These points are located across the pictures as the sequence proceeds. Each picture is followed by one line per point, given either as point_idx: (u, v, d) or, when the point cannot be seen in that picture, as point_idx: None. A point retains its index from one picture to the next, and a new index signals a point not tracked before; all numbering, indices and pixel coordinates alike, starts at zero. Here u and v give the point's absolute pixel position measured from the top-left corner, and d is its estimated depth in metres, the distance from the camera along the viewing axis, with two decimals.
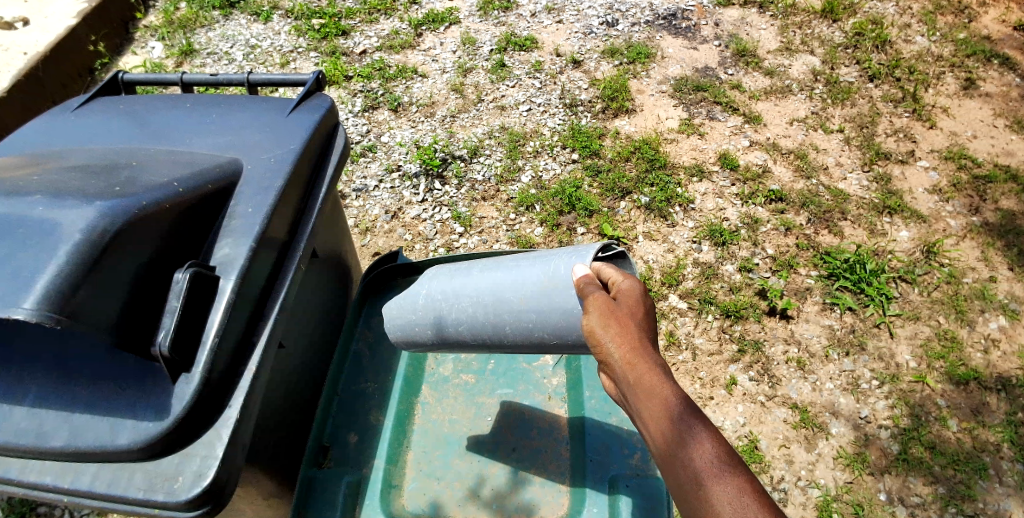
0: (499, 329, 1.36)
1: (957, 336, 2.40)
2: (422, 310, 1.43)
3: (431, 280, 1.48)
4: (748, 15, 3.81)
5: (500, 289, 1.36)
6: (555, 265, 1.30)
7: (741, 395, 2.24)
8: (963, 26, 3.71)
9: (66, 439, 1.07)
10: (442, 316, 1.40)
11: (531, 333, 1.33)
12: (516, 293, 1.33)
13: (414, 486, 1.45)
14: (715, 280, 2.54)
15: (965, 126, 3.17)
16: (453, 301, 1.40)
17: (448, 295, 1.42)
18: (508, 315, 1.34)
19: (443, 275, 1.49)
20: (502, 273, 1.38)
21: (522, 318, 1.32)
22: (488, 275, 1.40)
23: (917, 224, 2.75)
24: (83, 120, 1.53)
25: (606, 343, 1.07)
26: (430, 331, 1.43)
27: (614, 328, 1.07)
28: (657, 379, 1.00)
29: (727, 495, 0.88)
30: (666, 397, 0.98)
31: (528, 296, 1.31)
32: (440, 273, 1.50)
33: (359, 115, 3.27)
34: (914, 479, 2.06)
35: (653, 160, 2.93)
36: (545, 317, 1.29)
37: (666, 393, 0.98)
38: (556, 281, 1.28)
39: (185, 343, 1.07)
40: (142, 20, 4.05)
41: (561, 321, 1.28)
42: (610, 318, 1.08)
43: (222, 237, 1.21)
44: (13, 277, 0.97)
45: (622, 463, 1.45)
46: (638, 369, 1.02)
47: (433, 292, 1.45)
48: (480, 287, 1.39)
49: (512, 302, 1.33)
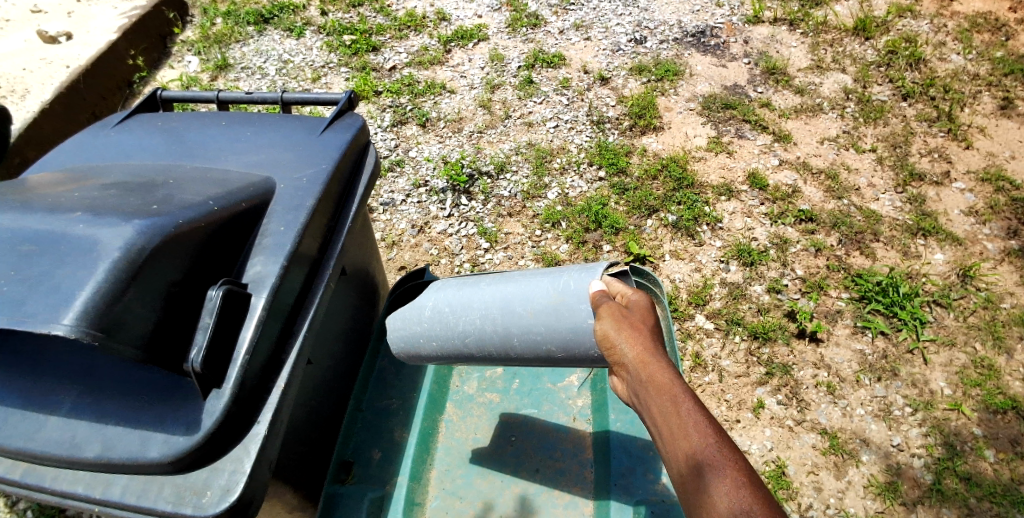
0: (506, 342, 1.36)
1: (995, 363, 2.33)
2: (428, 322, 1.43)
3: (437, 293, 1.48)
4: (779, 33, 3.79)
5: (512, 303, 1.36)
6: (564, 281, 1.33)
7: (768, 418, 2.20)
8: (1000, 44, 3.64)
9: (98, 451, 1.09)
10: (450, 328, 1.41)
11: (540, 347, 1.34)
12: (525, 306, 1.34)
13: (437, 504, 1.48)
14: (742, 300, 2.51)
15: (1003, 147, 3.10)
16: (461, 314, 1.40)
17: (455, 308, 1.42)
18: (517, 328, 1.35)
19: (450, 288, 1.48)
20: (511, 287, 1.40)
21: (532, 331, 1.33)
22: (500, 290, 1.40)
23: (952, 247, 2.68)
24: (123, 136, 1.59)
25: (618, 347, 1.06)
26: (435, 343, 1.43)
27: (627, 332, 1.07)
28: (670, 383, 0.97)
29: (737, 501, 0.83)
30: (678, 400, 0.95)
31: (537, 309, 1.33)
32: (447, 286, 1.50)
33: (387, 130, 3.32)
34: (948, 511, 2.00)
35: (681, 179, 2.92)
36: (554, 331, 1.31)
37: (678, 394, 0.95)
38: (565, 296, 1.30)
39: (216, 360, 1.09)
40: (180, 35, 4.17)
41: (571, 336, 1.29)
42: (624, 323, 1.09)
43: (254, 255, 1.24)
44: (53, 293, 1.00)
45: (647, 489, 1.40)
46: (650, 370, 1.00)
47: (440, 305, 1.44)
48: (492, 301, 1.39)
49: (524, 314, 1.34)
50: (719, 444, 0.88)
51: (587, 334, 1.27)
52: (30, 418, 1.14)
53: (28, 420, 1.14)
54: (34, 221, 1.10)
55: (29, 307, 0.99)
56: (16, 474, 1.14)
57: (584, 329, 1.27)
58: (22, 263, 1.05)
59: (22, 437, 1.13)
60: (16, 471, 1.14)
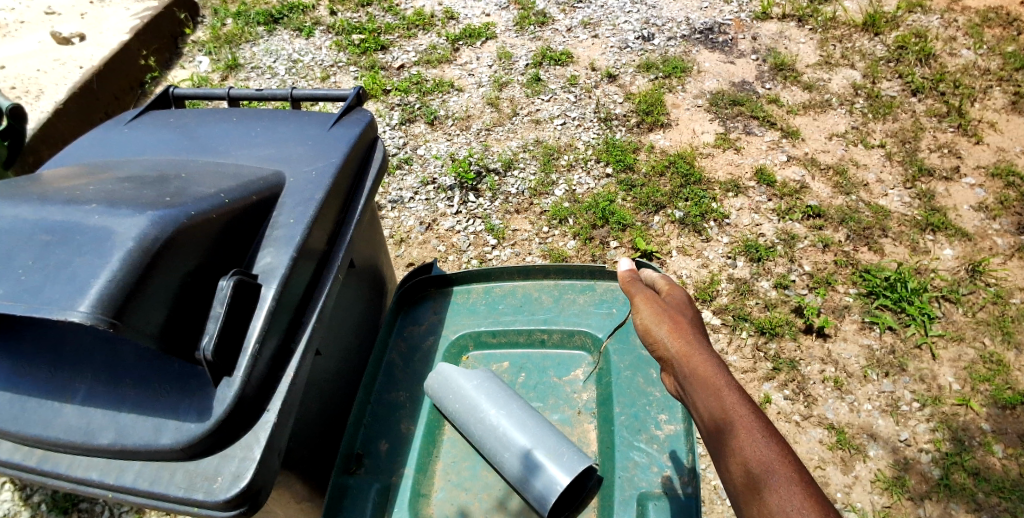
0: (496, 455, 1.41)
1: (1004, 359, 2.32)
2: (478, 430, 1.44)
3: (488, 401, 1.46)
4: (787, 29, 3.78)
5: (531, 440, 1.39)
6: (563, 458, 1.35)
7: (775, 413, 2.21)
8: (1012, 39, 3.61)
9: (112, 437, 1.12)
10: (483, 441, 1.43)
11: (509, 479, 1.38)
12: (528, 448, 1.38)
13: (442, 496, 1.47)
14: (750, 296, 2.51)
15: (1014, 142, 3.08)
16: (491, 435, 1.42)
17: (497, 430, 1.42)
18: (507, 457, 1.39)
19: (495, 382, 1.52)
20: (534, 430, 1.41)
21: (514, 468, 1.37)
22: (529, 423, 1.43)
23: (962, 243, 2.67)
24: (137, 132, 1.62)
25: (659, 338, 1.15)
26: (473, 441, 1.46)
27: (666, 324, 1.16)
28: (712, 371, 1.06)
29: (778, 486, 0.91)
30: (721, 389, 1.03)
31: (530, 456, 1.36)
32: (498, 396, 1.48)
33: (396, 128, 3.35)
34: (955, 506, 1.99)
35: (688, 175, 2.92)
36: (527, 477, 1.35)
37: (720, 383, 1.04)
38: (555, 465, 1.34)
39: (227, 349, 1.11)
40: (191, 35, 4.22)
41: (533, 492, 1.33)
42: (662, 315, 1.18)
43: (264, 246, 1.27)
44: (70, 281, 1.02)
45: (651, 481, 1.42)
46: (694, 360, 1.09)
47: (479, 390, 1.48)
48: (516, 424, 1.42)
49: (534, 457, 1.36)
50: (760, 428, 0.97)
51: (543, 503, 1.31)
52: (47, 406, 1.17)
53: (46, 408, 1.17)
54: (52, 212, 1.13)
55: (47, 295, 1.02)
56: (33, 461, 1.17)
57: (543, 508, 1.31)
58: (41, 252, 1.08)
59: (39, 425, 1.16)
60: (33, 458, 1.17)
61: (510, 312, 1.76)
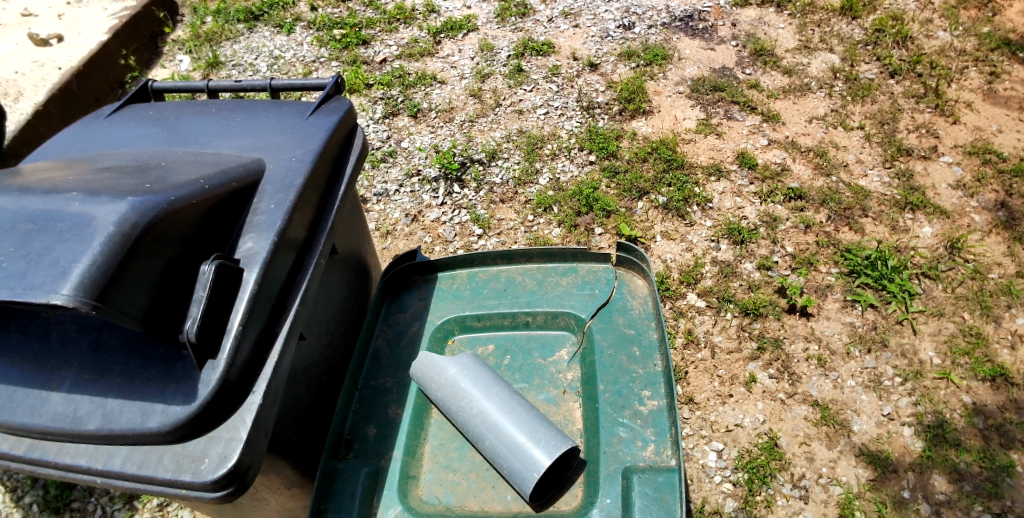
0: (481, 438, 1.42)
1: (982, 332, 2.35)
2: (461, 413, 1.46)
3: (468, 385, 1.48)
4: (766, 15, 3.80)
5: (512, 424, 1.40)
6: (544, 439, 1.37)
7: (760, 392, 2.23)
8: (987, 20, 3.65)
9: (100, 423, 1.13)
10: (466, 426, 1.45)
11: (494, 462, 1.40)
12: (509, 431, 1.39)
13: (431, 478, 1.46)
14: (733, 278, 2.54)
15: (990, 121, 3.11)
16: (472, 418, 1.44)
17: (477, 414, 1.44)
18: (491, 438, 1.41)
19: (478, 367, 1.53)
20: (514, 412, 1.43)
21: (498, 449, 1.39)
22: (510, 407, 1.44)
23: (940, 220, 2.71)
24: (118, 126, 1.61)
25: None
26: (456, 423, 1.48)
27: None
28: None
29: None
30: None
31: (513, 438, 1.38)
32: (481, 378, 1.50)
33: (379, 122, 3.34)
34: (938, 477, 2.02)
35: (670, 160, 2.95)
36: (511, 459, 1.37)
37: None
38: (536, 445, 1.36)
39: (210, 332, 1.12)
40: (171, 34, 4.19)
41: (518, 473, 1.35)
42: None
43: (246, 232, 1.28)
44: (52, 266, 1.02)
45: (636, 455, 1.43)
46: None
47: (462, 375, 1.50)
48: (497, 408, 1.44)
49: (515, 441, 1.38)
50: None
51: (530, 484, 1.33)
52: (33, 395, 1.17)
53: (31, 397, 1.17)
54: (33, 201, 1.13)
55: (31, 279, 1.02)
56: (21, 450, 1.17)
57: (529, 488, 1.33)
58: (21, 239, 1.08)
59: (26, 413, 1.16)
60: (21, 447, 1.17)
61: (494, 296, 1.77)
